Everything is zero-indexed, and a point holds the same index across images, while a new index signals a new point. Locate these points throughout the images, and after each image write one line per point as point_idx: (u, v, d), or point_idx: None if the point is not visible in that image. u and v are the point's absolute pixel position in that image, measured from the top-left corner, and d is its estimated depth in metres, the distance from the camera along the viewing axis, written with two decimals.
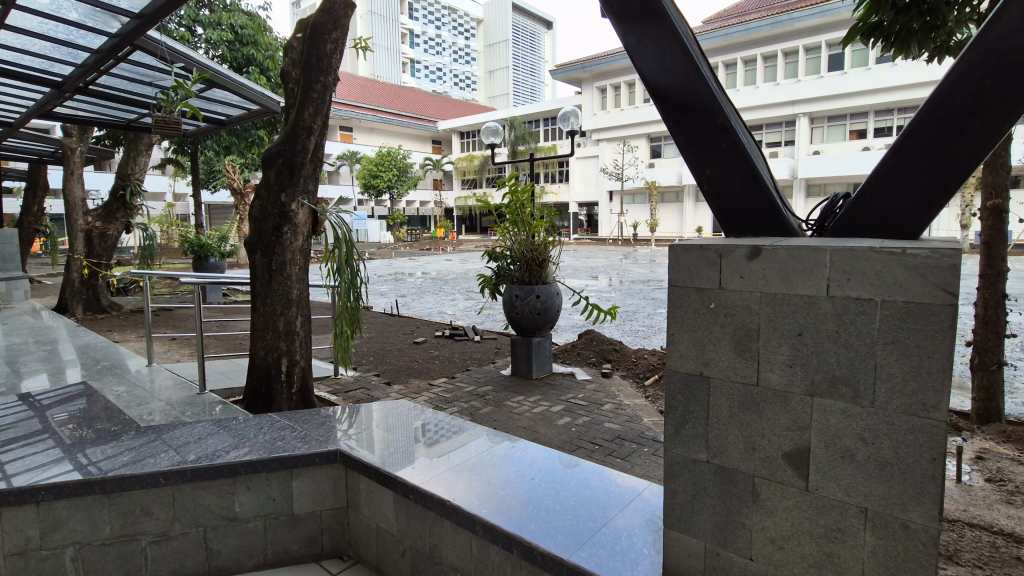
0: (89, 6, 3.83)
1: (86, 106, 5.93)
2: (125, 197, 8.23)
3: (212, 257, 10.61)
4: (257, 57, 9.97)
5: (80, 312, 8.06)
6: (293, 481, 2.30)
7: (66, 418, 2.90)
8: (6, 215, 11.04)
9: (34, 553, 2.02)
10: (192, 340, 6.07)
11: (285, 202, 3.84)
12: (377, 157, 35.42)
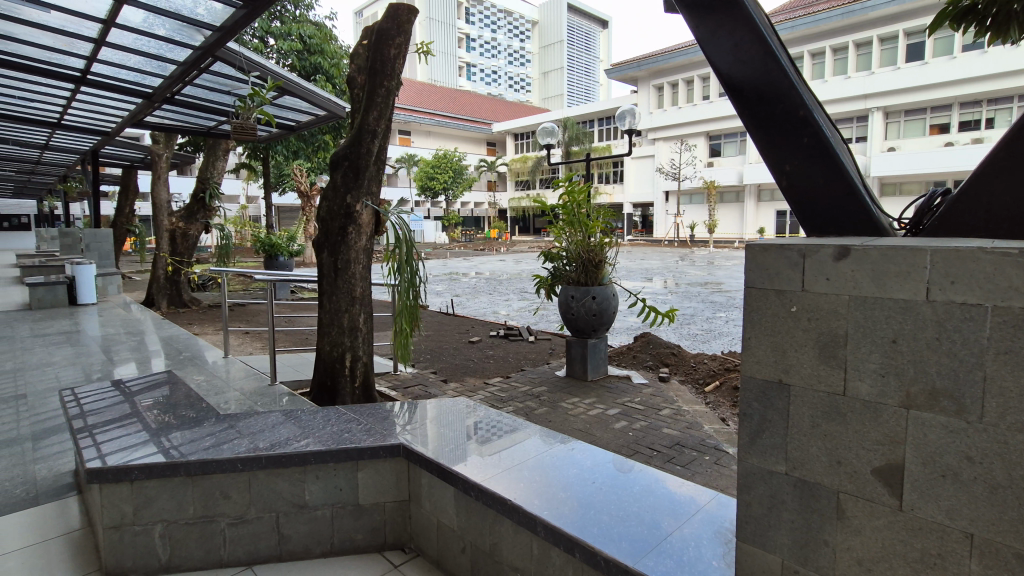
0: (177, 22, 4.10)
1: (171, 114, 6.38)
2: (204, 199, 8.81)
3: (281, 255, 11.18)
4: (323, 65, 10.52)
5: (164, 305, 8.70)
6: (358, 473, 2.37)
7: (153, 404, 3.11)
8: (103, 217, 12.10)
9: (129, 527, 2.18)
10: (264, 334, 6.42)
11: (350, 202, 3.98)
12: (434, 160, 36.22)
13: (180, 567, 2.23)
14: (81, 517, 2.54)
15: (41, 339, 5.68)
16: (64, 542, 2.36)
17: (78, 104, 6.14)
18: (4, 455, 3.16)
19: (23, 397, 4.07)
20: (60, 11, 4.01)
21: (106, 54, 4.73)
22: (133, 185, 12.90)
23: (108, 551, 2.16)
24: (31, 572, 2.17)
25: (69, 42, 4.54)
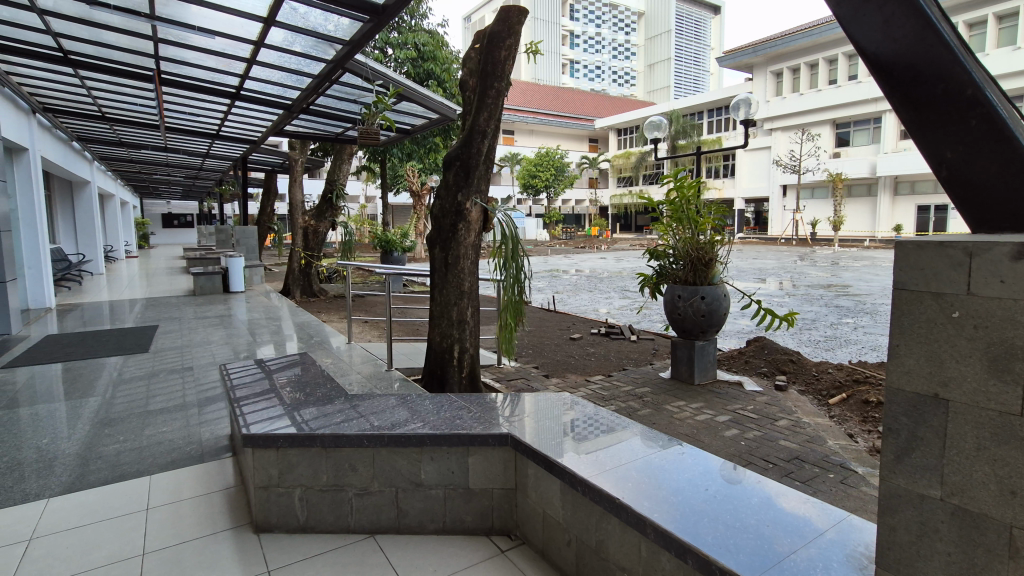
0: (313, 38, 4.55)
1: (305, 123, 7.10)
2: (332, 199, 9.70)
3: (395, 251, 11.95)
4: (435, 70, 11.09)
5: (297, 295, 9.70)
6: (469, 458, 2.48)
7: (290, 382, 3.50)
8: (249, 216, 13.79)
9: (274, 488, 2.46)
10: (381, 323, 6.94)
11: (461, 201, 4.16)
12: (536, 158, 36.61)
13: (314, 528, 2.49)
14: (237, 475, 2.92)
15: (203, 321, 6.61)
16: (224, 496, 2.73)
17: (232, 117, 7.03)
18: (179, 417, 3.74)
19: (190, 369, 4.77)
20: (222, 36, 4.60)
21: (255, 72, 5.37)
22: (273, 187, 14.54)
23: (258, 507, 2.47)
24: (200, 518, 2.54)
25: (228, 63, 5.21)
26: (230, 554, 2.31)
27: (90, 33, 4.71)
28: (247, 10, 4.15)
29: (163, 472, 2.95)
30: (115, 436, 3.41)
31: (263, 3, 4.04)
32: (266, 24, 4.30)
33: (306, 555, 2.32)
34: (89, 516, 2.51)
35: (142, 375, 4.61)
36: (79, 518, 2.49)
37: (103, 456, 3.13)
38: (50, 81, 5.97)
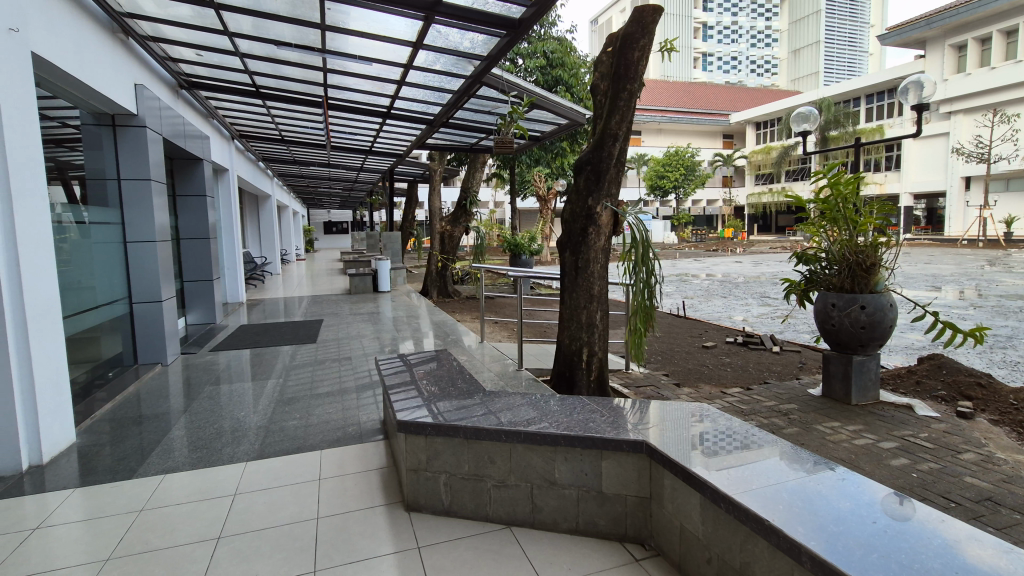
0: (454, 57, 4.88)
1: (443, 135, 7.63)
2: (466, 205, 10.37)
3: (523, 254, 12.34)
4: (564, 76, 11.25)
5: (434, 295, 10.43)
6: (603, 462, 2.46)
7: (431, 375, 3.79)
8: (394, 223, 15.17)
9: (422, 472, 2.68)
10: (511, 324, 7.22)
11: (591, 205, 4.18)
12: (664, 158, 35.26)
13: (456, 513, 2.66)
14: (389, 458, 3.24)
15: (357, 317, 7.40)
16: (379, 475, 3.04)
17: (383, 133, 7.81)
18: (341, 401, 4.24)
19: (348, 359, 5.40)
20: (377, 61, 5.12)
21: (404, 92, 5.90)
22: (414, 196, 15.91)
23: (408, 487, 2.70)
24: (359, 492, 2.86)
25: (380, 86, 5.79)
26: (384, 527, 2.56)
27: (275, 70, 5.53)
28: (400, 37, 4.56)
29: (330, 448, 3.37)
30: (292, 414, 3.97)
31: (414, 28, 4.41)
32: (415, 48, 4.69)
33: (450, 537, 2.49)
34: (276, 480, 2.95)
35: (309, 362, 5.31)
36: (269, 481, 2.94)
37: (285, 430, 3.66)
38: (244, 112, 7.12)
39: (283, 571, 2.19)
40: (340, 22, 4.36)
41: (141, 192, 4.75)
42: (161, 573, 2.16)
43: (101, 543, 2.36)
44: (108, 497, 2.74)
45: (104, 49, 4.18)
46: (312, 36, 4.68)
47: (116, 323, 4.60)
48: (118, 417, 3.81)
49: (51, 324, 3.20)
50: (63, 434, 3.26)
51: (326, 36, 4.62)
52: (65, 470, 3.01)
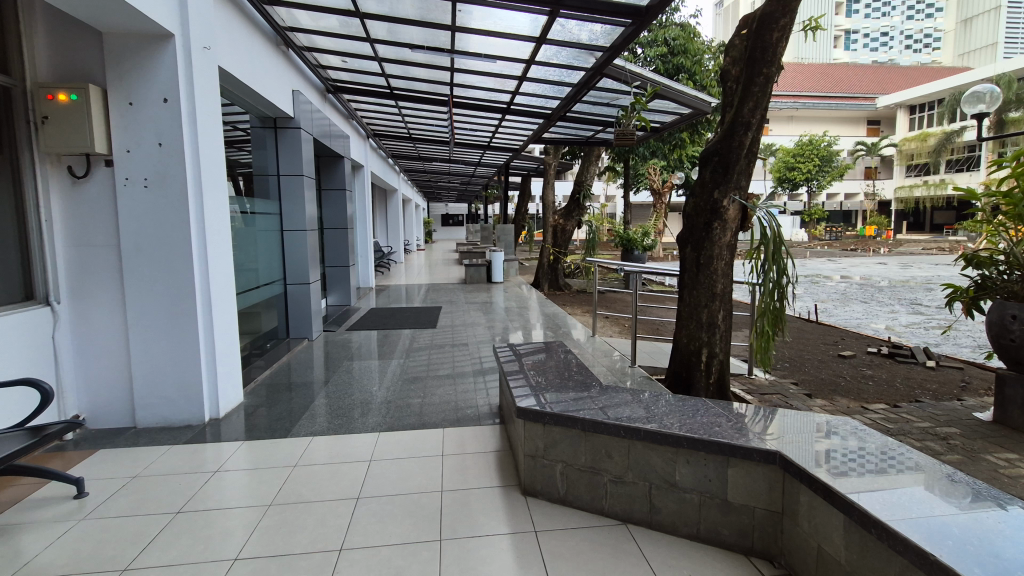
0: (576, 50, 4.87)
1: (560, 129, 7.67)
2: (579, 199, 10.27)
3: (635, 249, 12.10)
4: (686, 64, 10.80)
5: (545, 287, 10.58)
6: (729, 469, 2.33)
7: (547, 363, 3.83)
8: (507, 216, 15.60)
9: (539, 459, 2.74)
10: (624, 320, 7.11)
11: (718, 198, 3.95)
12: (795, 148, 32.29)
13: (571, 502, 2.68)
14: (505, 442, 3.35)
15: (472, 306, 7.75)
16: (497, 457, 3.17)
17: (502, 129, 8.05)
18: (459, 384, 4.47)
19: (464, 345, 5.67)
20: (500, 58, 5.26)
21: (525, 88, 6.02)
22: (527, 190, 16.24)
23: (525, 473, 2.78)
24: (478, 471, 3.00)
25: (502, 82, 5.96)
26: (502, 507, 2.66)
27: (407, 72, 5.91)
28: (524, 33, 4.64)
29: (451, 427, 3.57)
30: (415, 392, 4.27)
31: (539, 24, 4.47)
32: (539, 43, 4.74)
33: (566, 525, 2.52)
34: (404, 452, 3.19)
35: (429, 346, 5.67)
36: (398, 452, 3.19)
37: (411, 407, 3.95)
38: (378, 112, 7.73)
39: (413, 536, 2.37)
40: (469, 23, 4.55)
41: (294, 187, 5.35)
42: (311, 523, 2.44)
43: (263, 490, 2.73)
44: (268, 452, 3.16)
45: (270, 60, 4.76)
46: (442, 38, 4.94)
47: (272, 301, 5.26)
48: (274, 383, 4.36)
49: (227, 298, 3.74)
50: (234, 393, 3.80)
51: (454, 37, 4.84)
52: (235, 424, 3.52)
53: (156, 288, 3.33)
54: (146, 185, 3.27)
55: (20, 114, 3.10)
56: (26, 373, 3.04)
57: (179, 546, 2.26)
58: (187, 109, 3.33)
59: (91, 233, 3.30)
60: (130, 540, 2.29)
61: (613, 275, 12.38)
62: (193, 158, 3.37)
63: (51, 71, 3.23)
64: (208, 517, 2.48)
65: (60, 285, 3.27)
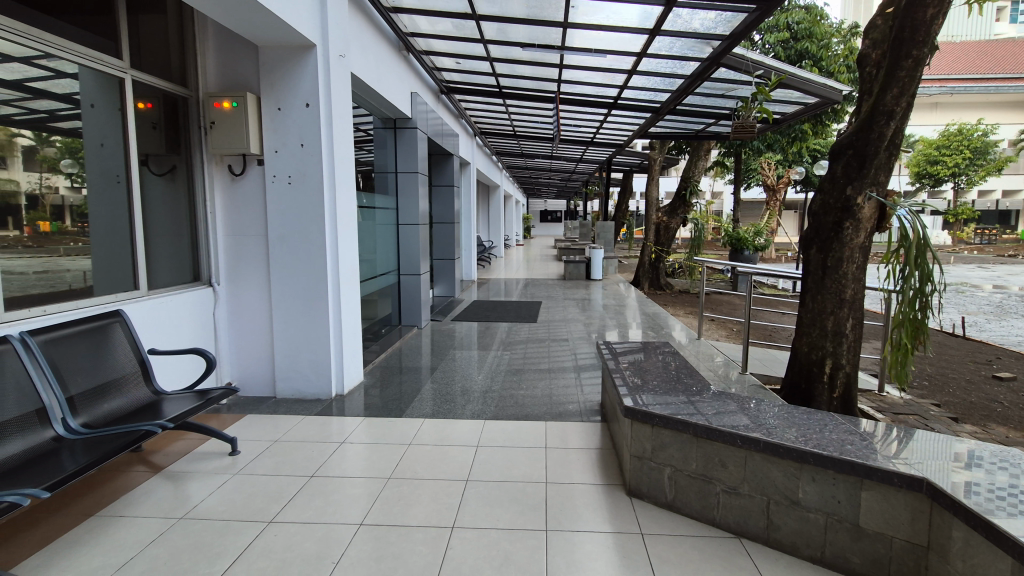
0: (692, 40, 4.67)
1: (668, 122, 7.43)
2: (685, 195, 9.87)
3: (745, 249, 11.44)
4: (811, 49, 10.01)
5: (646, 286, 10.33)
6: (862, 492, 2.13)
7: (655, 362, 3.74)
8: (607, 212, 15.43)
9: (647, 460, 2.69)
10: (734, 324, 6.76)
11: (850, 195, 3.60)
12: (938, 139, 28.58)
13: (680, 509, 2.60)
14: (608, 441, 3.33)
15: (571, 302, 7.76)
16: (600, 454, 3.16)
17: (607, 124, 7.95)
18: (560, 379, 4.51)
19: (564, 341, 5.70)
20: (611, 53, 5.19)
21: (634, 81, 5.89)
22: (628, 187, 15.91)
23: (631, 474, 2.74)
24: (581, 467, 3.01)
25: (611, 77, 5.87)
26: (606, 505, 2.65)
27: (515, 70, 6.03)
28: (635, 26, 4.55)
29: (553, 421, 3.61)
30: (517, 384, 4.37)
31: (652, 16, 4.34)
32: (652, 35, 4.61)
33: (673, 532, 2.45)
34: (509, 441, 3.28)
35: (528, 339, 5.76)
36: (503, 440, 3.29)
37: (515, 398, 4.05)
38: (485, 111, 7.96)
39: (518, 523, 2.43)
40: (579, 18, 4.53)
41: (409, 183, 5.68)
42: (425, 499, 2.60)
43: (382, 464, 2.94)
44: (385, 430, 3.40)
45: (392, 64, 5.07)
46: (552, 35, 4.97)
47: (387, 290, 5.64)
48: (389, 367, 4.69)
49: (353, 285, 4.06)
50: (355, 372, 4.13)
51: (565, 33, 4.85)
52: (357, 401, 3.83)
53: (294, 273, 3.71)
54: (290, 181, 3.64)
55: (193, 120, 3.60)
56: (193, 343, 3.54)
57: (311, 506, 2.51)
58: (325, 112, 3.66)
59: (245, 223, 3.76)
60: (272, 497, 2.58)
61: (719, 276, 11.78)
62: (328, 156, 3.69)
63: (217, 82, 3.71)
64: (335, 483, 2.73)
65: (220, 269, 3.77)
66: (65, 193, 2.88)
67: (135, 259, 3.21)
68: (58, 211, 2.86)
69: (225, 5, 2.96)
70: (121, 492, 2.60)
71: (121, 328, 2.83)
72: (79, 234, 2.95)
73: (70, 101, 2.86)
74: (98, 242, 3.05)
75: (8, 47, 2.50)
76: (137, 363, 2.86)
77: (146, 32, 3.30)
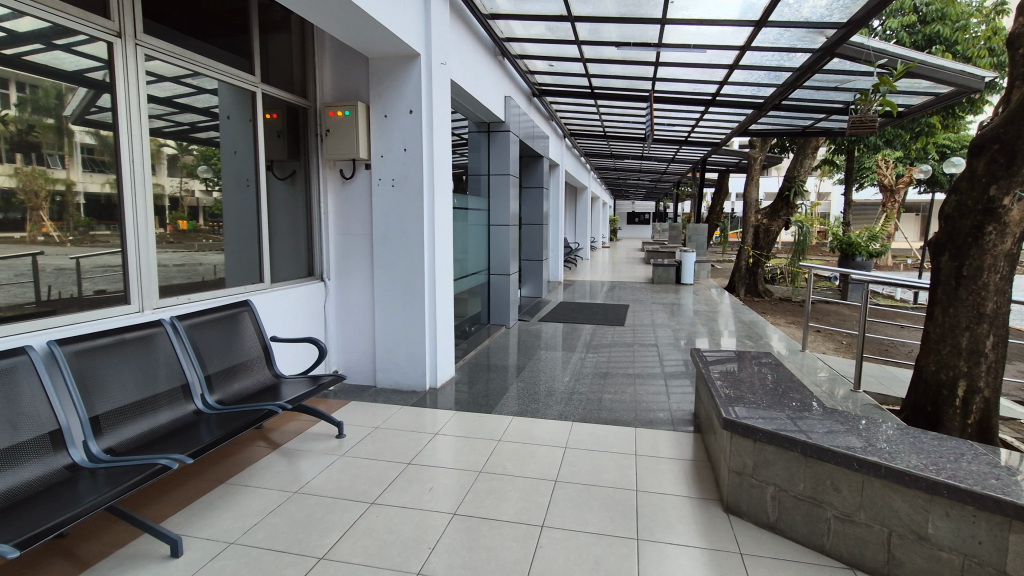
0: (804, 30, 4.35)
1: (772, 119, 6.99)
2: (789, 196, 9.22)
3: (857, 255, 10.51)
4: (943, 32, 9.06)
5: (741, 293, 9.83)
6: (1009, 534, 1.86)
7: (757, 372, 3.53)
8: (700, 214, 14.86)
9: (748, 477, 2.54)
10: (844, 337, 6.25)
11: (994, 195, 3.16)
12: None
13: (784, 531, 2.44)
14: (703, 452, 3.19)
15: (660, 306, 7.54)
16: (694, 466, 3.04)
17: (703, 122, 7.61)
18: (649, 385, 4.39)
19: (653, 346, 5.55)
20: (712, 48, 4.97)
21: (735, 76, 5.60)
22: (723, 187, 15.19)
23: (729, 489, 2.62)
24: (673, 477, 2.91)
25: (710, 73, 5.63)
26: (701, 520, 2.55)
27: (608, 70, 5.96)
28: (737, 19, 4.32)
29: (643, 428, 3.52)
30: (606, 388, 4.31)
31: (755, 8, 4.11)
32: (757, 27, 4.36)
33: (776, 555, 2.30)
34: (598, 444, 3.25)
35: (615, 342, 5.67)
36: (592, 443, 3.27)
37: (602, 402, 4.00)
38: (576, 112, 7.93)
39: (609, 529, 2.41)
40: (677, 14, 4.39)
41: (501, 185, 5.79)
42: (515, 496, 2.64)
43: (474, 458, 3.03)
44: (475, 425, 3.49)
45: (488, 68, 5.20)
46: (650, 33, 4.85)
47: (478, 289, 5.80)
48: (478, 364, 4.83)
49: (447, 284, 4.22)
50: (447, 367, 4.29)
51: (664, 30, 4.71)
52: (448, 395, 3.99)
53: (395, 271, 3.93)
54: (393, 184, 3.86)
55: (311, 128, 3.93)
56: (306, 333, 3.87)
57: (408, 493, 2.64)
58: (426, 118, 3.83)
59: (353, 223, 4.04)
60: (373, 480, 2.75)
61: (826, 284, 10.90)
62: (428, 159, 3.87)
63: (332, 93, 4.02)
64: (429, 473, 2.85)
65: (330, 265, 4.08)
66: (199, 196, 3.21)
67: (260, 255, 3.56)
68: (193, 211, 3.16)
69: (340, 20, 3.18)
70: (243, 465, 2.88)
71: (248, 317, 3.16)
72: (210, 232, 3.27)
73: (211, 114, 3.24)
74: (231, 240, 3.41)
75: (162, 67, 2.88)
76: (261, 348, 3.18)
77: (273, 50, 3.65)
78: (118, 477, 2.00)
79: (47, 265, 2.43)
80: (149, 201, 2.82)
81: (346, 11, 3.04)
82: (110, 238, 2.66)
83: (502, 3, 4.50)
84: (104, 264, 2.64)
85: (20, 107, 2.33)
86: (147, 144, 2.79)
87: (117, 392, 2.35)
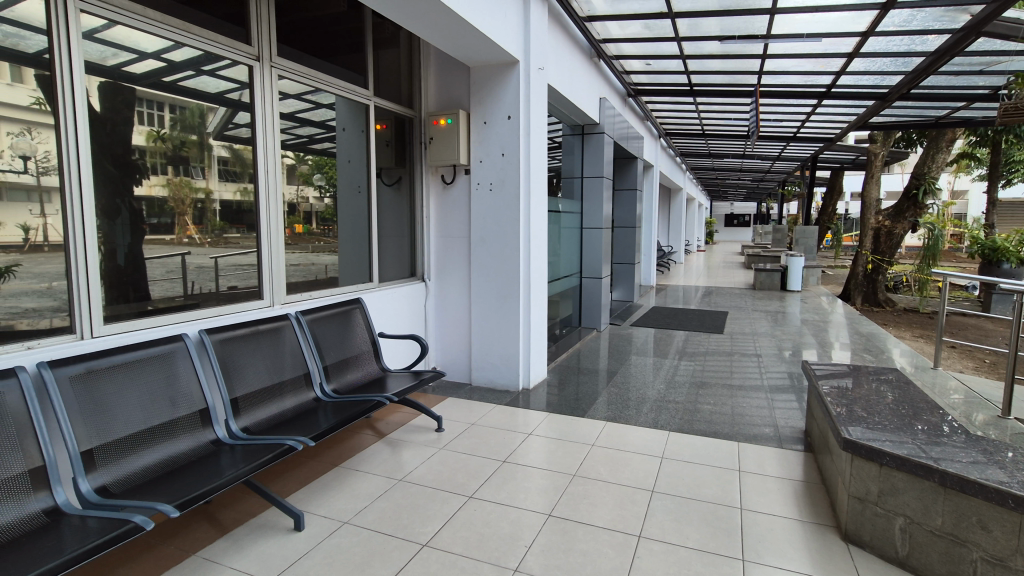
0: (942, 9, 3.88)
1: (898, 110, 6.32)
2: (917, 195, 8.35)
3: (1005, 262, 9.19)
4: None
5: (857, 302, 9.07)
6: None
7: (881, 389, 3.21)
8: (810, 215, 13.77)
9: (871, 505, 2.31)
10: (989, 356, 5.57)
11: None
12: None
13: (916, 569, 2.19)
14: (815, 473, 2.96)
15: (763, 314, 7.09)
16: (805, 487, 2.82)
17: (815, 116, 7.04)
18: (752, 397, 4.14)
19: (755, 356, 5.22)
20: (828, 36, 4.59)
21: (855, 65, 5.15)
22: (837, 186, 13.95)
23: (848, 516, 2.40)
24: (781, 497, 2.72)
25: (825, 63, 5.21)
26: (815, 546, 2.36)
27: (708, 66, 5.70)
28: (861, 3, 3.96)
29: (746, 442, 3.33)
30: (704, 398, 4.13)
31: None
32: (885, 10, 3.96)
33: None
34: (696, 457, 3.13)
35: (712, 350, 5.42)
36: (691, 455, 3.14)
37: (699, 412, 3.84)
38: (674, 111, 7.69)
39: (711, 546, 2.30)
40: (789, 2, 4.11)
41: (595, 187, 5.75)
42: (610, 503, 2.61)
43: (567, 461, 3.03)
44: (568, 427, 3.50)
45: (584, 70, 5.19)
46: (758, 25, 4.58)
47: (570, 291, 5.80)
48: (570, 367, 4.83)
49: (540, 286, 4.26)
50: (539, 369, 4.33)
51: (773, 20, 4.43)
52: (540, 396, 4.03)
53: (491, 273, 4.04)
54: (491, 188, 3.97)
55: (416, 137, 4.16)
56: (408, 330, 4.09)
57: (502, 491, 2.70)
58: (524, 124, 3.90)
59: (452, 226, 4.21)
60: (469, 476, 2.83)
61: (962, 294, 9.70)
62: (524, 164, 3.94)
63: (436, 102, 4.22)
64: (523, 473, 2.88)
65: (430, 267, 4.28)
66: (313, 202, 3.44)
67: (370, 257, 3.82)
68: (307, 216, 3.40)
69: (444, 33, 3.34)
70: (352, 451, 3.10)
71: (359, 314, 3.40)
72: (321, 235, 3.49)
73: (328, 127, 3.52)
74: (344, 242, 3.70)
75: (290, 86, 3.19)
76: (370, 343, 3.40)
77: (383, 65, 3.90)
78: (252, 455, 2.23)
79: (191, 263, 2.76)
80: (277, 206, 3.13)
81: (451, 24, 3.18)
82: (242, 241, 2.99)
83: (599, 5, 4.46)
84: (238, 264, 2.96)
85: (172, 126, 2.67)
86: (278, 156, 3.11)
87: (251, 378, 2.64)
